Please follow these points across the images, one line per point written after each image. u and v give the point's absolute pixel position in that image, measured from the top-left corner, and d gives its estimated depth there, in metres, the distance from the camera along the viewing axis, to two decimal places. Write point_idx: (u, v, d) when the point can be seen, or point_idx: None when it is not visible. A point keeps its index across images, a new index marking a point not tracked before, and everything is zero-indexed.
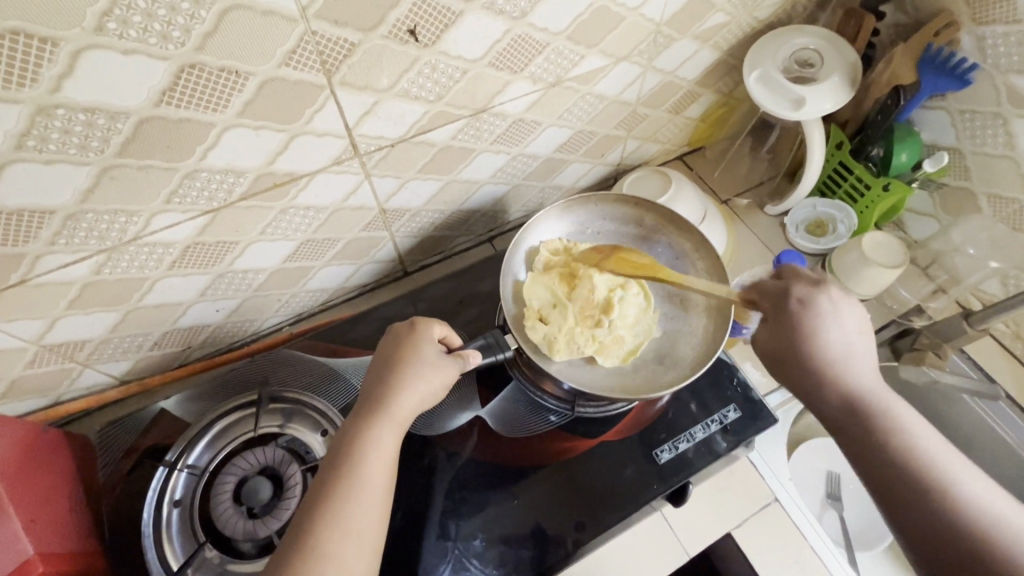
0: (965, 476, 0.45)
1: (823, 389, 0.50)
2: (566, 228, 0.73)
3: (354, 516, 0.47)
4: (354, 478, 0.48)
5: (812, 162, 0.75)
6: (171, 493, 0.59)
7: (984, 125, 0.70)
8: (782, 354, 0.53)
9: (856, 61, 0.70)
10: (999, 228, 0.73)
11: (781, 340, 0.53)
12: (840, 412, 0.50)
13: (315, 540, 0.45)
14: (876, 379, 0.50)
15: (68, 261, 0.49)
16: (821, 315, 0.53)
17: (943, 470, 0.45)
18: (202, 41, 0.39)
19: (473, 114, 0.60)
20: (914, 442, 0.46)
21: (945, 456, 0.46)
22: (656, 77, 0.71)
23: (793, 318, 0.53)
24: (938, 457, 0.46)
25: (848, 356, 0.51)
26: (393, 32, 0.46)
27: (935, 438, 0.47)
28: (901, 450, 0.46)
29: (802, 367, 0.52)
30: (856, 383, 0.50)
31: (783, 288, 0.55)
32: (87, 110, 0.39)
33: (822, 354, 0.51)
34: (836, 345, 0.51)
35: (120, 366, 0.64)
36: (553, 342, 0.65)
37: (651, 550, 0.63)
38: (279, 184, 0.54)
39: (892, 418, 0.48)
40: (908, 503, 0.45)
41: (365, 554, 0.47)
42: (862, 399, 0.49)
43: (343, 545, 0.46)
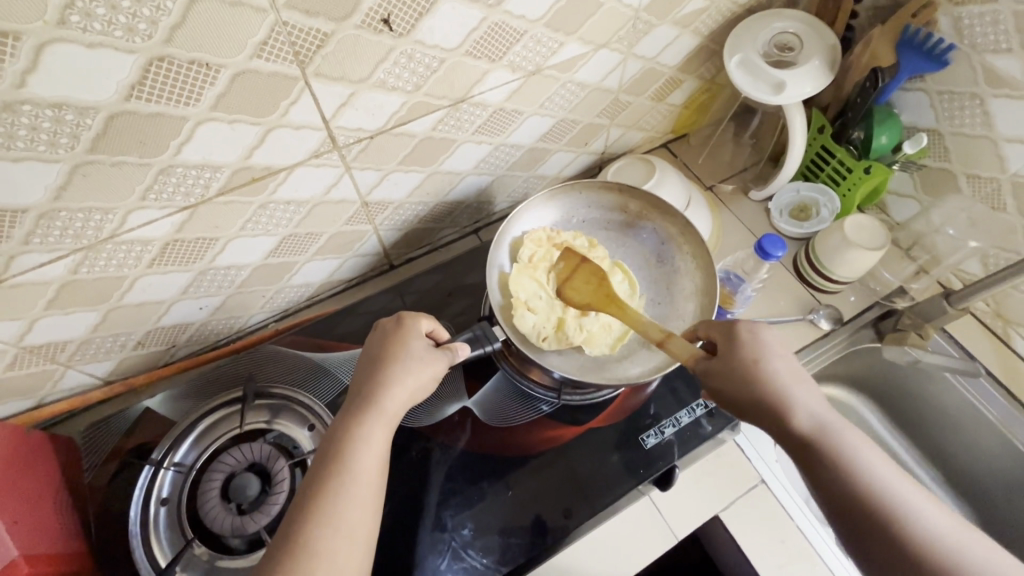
0: (920, 499, 0.46)
1: (778, 417, 0.50)
2: (551, 217, 0.73)
3: (345, 513, 0.47)
4: (344, 475, 0.48)
5: (795, 147, 0.75)
6: (157, 491, 0.59)
7: (962, 106, 0.71)
8: (735, 384, 0.53)
9: (835, 44, 0.70)
10: (978, 208, 0.74)
11: (732, 369, 0.53)
12: (794, 442, 0.50)
13: (308, 536, 0.45)
14: (825, 405, 0.51)
15: (44, 260, 0.48)
16: (766, 343, 0.53)
17: (900, 494, 0.46)
18: (170, 33, 0.39)
19: (452, 104, 0.59)
20: (867, 468, 0.47)
21: (898, 479, 0.47)
22: (637, 64, 0.71)
23: (742, 348, 0.53)
24: (892, 480, 0.46)
25: (798, 382, 0.52)
26: (366, 21, 0.46)
27: (884, 460, 0.48)
28: (857, 478, 0.46)
29: (759, 398, 0.51)
30: (808, 409, 0.50)
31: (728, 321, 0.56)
32: (55, 106, 0.39)
33: (774, 381, 0.51)
34: (784, 373, 0.52)
35: (104, 366, 0.64)
36: (543, 332, 0.65)
37: (640, 535, 0.64)
38: (257, 178, 0.53)
39: (847, 443, 0.48)
40: (868, 533, 0.45)
41: (359, 549, 0.46)
42: (817, 426, 0.49)
43: (336, 542, 0.46)
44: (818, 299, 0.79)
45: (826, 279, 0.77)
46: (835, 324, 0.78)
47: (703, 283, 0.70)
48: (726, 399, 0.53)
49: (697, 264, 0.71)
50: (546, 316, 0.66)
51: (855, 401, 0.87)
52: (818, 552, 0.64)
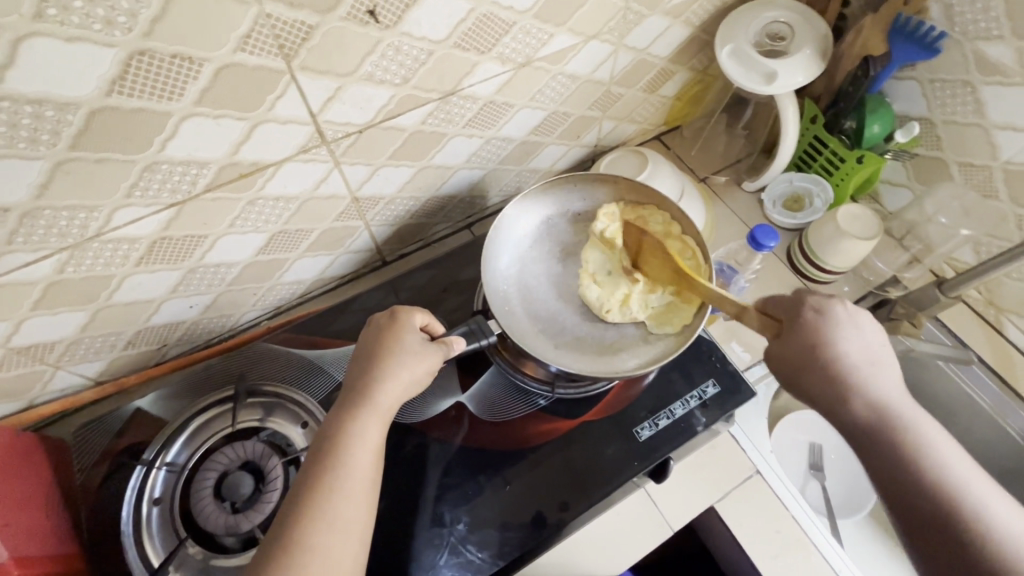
0: (980, 485, 0.46)
1: (843, 399, 0.51)
2: (548, 212, 0.73)
3: (340, 509, 0.47)
4: (339, 471, 0.48)
5: (787, 137, 0.75)
6: (150, 491, 0.59)
7: (953, 94, 0.71)
8: (799, 365, 0.54)
9: (827, 34, 0.70)
10: (970, 196, 0.74)
11: (800, 348, 0.54)
12: (852, 422, 0.51)
13: (302, 532, 0.45)
14: (898, 388, 0.52)
15: (28, 260, 0.48)
16: (839, 323, 0.54)
17: (962, 478, 0.47)
18: (150, 27, 0.38)
19: (441, 97, 0.59)
20: (931, 450, 0.48)
21: (963, 464, 0.48)
22: (628, 56, 0.70)
23: (809, 329, 0.54)
24: (953, 465, 0.47)
25: (869, 364, 0.52)
26: (352, 13, 0.45)
27: (951, 445, 0.49)
28: (920, 459, 0.47)
29: (821, 378, 0.52)
30: (875, 392, 0.51)
31: (798, 300, 0.57)
32: (34, 101, 0.38)
33: (845, 362, 0.52)
34: (857, 354, 0.53)
35: (94, 367, 0.63)
36: (602, 309, 0.67)
37: (635, 527, 0.64)
38: (244, 174, 0.53)
39: (911, 425, 0.49)
40: (927, 515, 0.46)
41: (353, 545, 0.47)
42: (881, 409, 0.50)
43: (331, 538, 0.46)
44: (812, 290, 0.79)
45: (819, 269, 0.77)
46: None
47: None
48: (794, 379, 0.55)
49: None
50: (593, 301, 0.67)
51: None
52: (813, 540, 0.64)
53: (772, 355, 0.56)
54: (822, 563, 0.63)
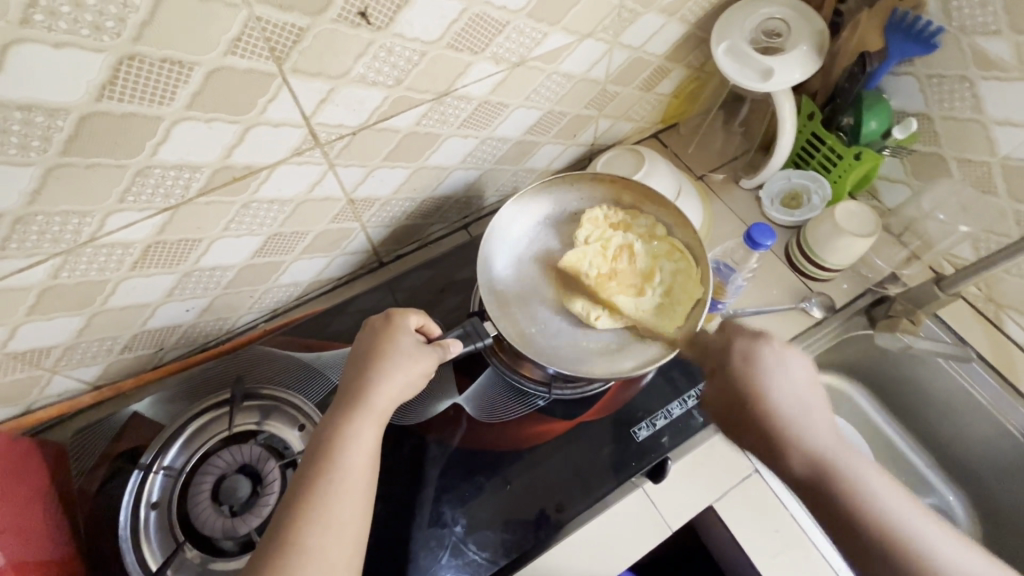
0: (925, 526, 0.44)
1: (780, 453, 0.48)
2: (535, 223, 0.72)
3: (336, 511, 0.46)
4: (335, 474, 0.48)
5: (784, 135, 0.74)
6: (147, 495, 0.59)
7: (951, 89, 0.70)
8: (738, 415, 0.50)
9: (823, 29, 0.69)
10: (968, 191, 0.73)
11: (736, 397, 0.50)
12: (795, 477, 0.48)
13: (298, 535, 0.45)
14: (834, 432, 0.48)
15: (22, 266, 0.48)
16: (767, 368, 0.50)
17: (908, 523, 0.44)
18: (138, 31, 0.38)
19: (435, 98, 0.58)
20: (873, 500, 0.45)
21: (904, 506, 0.45)
22: (624, 54, 0.70)
23: (740, 379, 0.50)
24: (900, 512, 0.45)
25: (805, 409, 0.48)
26: (343, 15, 0.45)
27: (889, 485, 0.46)
28: (863, 512, 0.44)
29: (760, 431, 0.49)
30: (813, 445, 0.47)
31: (726, 344, 0.52)
32: (24, 107, 0.38)
33: (779, 413, 0.48)
34: (789, 403, 0.48)
35: (91, 371, 0.63)
36: (590, 316, 0.66)
37: (633, 527, 0.63)
38: (238, 178, 0.52)
39: (852, 477, 0.46)
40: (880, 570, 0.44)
41: (350, 546, 0.46)
42: (822, 462, 0.46)
43: (326, 541, 0.45)
44: (810, 288, 0.79)
45: (818, 267, 0.77)
46: (827, 312, 0.77)
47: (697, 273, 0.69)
48: (735, 428, 0.51)
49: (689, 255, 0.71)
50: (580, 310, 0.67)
51: (849, 388, 0.88)
52: (811, 539, 0.64)
53: (710, 401, 0.53)
54: (820, 561, 0.63)
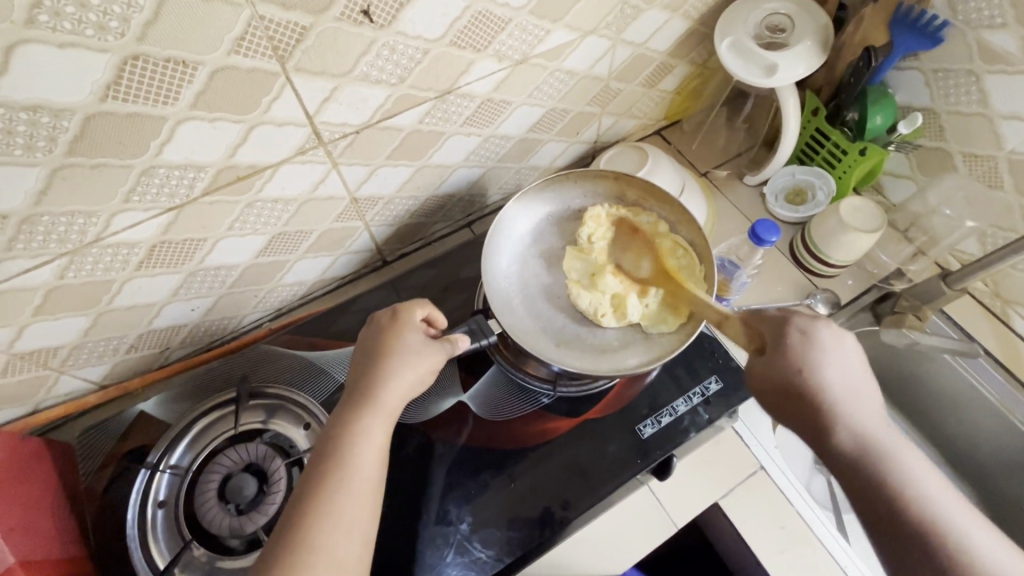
0: (970, 523, 0.43)
1: (827, 426, 0.48)
2: (535, 224, 0.72)
3: (347, 507, 0.47)
4: (346, 471, 0.48)
5: (789, 130, 0.74)
6: (154, 494, 0.59)
7: (957, 84, 0.70)
8: (784, 388, 0.51)
9: (827, 24, 0.69)
10: (975, 186, 0.73)
11: (783, 372, 0.51)
12: (837, 453, 0.48)
13: (309, 531, 0.45)
14: (880, 419, 0.48)
15: (28, 266, 0.48)
16: (823, 347, 0.51)
17: (952, 516, 0.43)
18: (142, 31, 0.38)
19: (438, 95, 0.58)
20: (915, 487, 0.45)
21: (950, 501, 0.44)
22: (627, 50, 0.70)
23: (791, 353, 0.51)
24: (942, 501, 0.44)
25: (854, 391, 0.49)
26: (346, 13, 0.45)
27: (936, 480, 0.46)
28: (903, 496, 0.44)
29: (806, 404, 0.49)
30: (862, 422, 0.48)
31: (783, 320, 0.53)
32: (29, 108, 0.38)
33: (826, 390, 0.49)
34: (840, 382, 0.49)
35: (98, 371, 0.63)
36: (596, 314, 0.66)
37: (638, 524, 0.64)
38: (242, 177, 0.53)
39: (896, 461, 0.46)
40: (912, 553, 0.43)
41: (360, 543, 0.47)
42: (864, 443, 0.47)
43: (336, 537, 0.46)
44: (816, 284, 0.79)
45: (823, 263, 0.76)
46: (832, 309, 0.77)
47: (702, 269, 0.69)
48: (777, 403, 0.51)
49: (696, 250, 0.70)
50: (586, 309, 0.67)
51: None
52: (818, 536, 0.63)
53: (754, 376, 0.53)
54: (827, 558, 0.63)
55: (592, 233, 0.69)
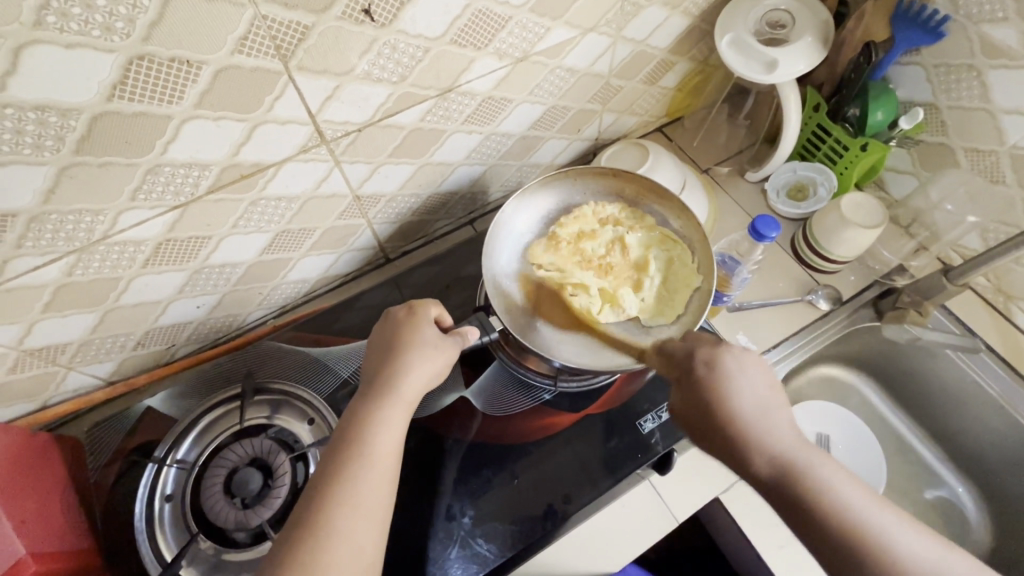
0: (891, 523, 0.44)
1: (744, 454, 0.48)
2: (527, 225, 0.72)
3: (365, 496, 0.47)
4: (365, 460, 0.48)
5: (790, 125, 0.74)
6: (162, 488, 0.60)
7: (958, 78, 0.70)
8: (704, 417, 0.51)
9: (827, 20, 0.69)
10: (977, 181, 0.73)
11: (699, 399, 0.51)
12: (762, 480, 0.47)
13: (327, 519, 0.46)
14: (792, 434, 0.49)
15: (37, 264, 0.49)
16: (726, 371, 0.52)
17: (874, 521, 0.44)
18: (147, 32, 0.39)
19: (439, 94, 0.59)
20: (836, 498, 0.45)
21: (873, 509, 0.45)
22: (627, 47, 0.70)
23: (701, 383, 0.52)
24: (863, 509, 0.44)
25: (763, 410, 0.50)
26: (347, 12, 0.45)
27: (855, 486, 0.46)
28: (827, 511, 0.44)
29: (724, 432, 0.49)
30: (775, 444, 0.48)
31: (688, 351, 0.55)
32: (38, 108, 0.39)
33: (739, 413, 0.49)
34: (750, 404, 0.50)
35: (105, 367, 0.64)
36: (592, 311, 0.66)
37: (639, 518, 0.64)
38: (246, 175, 0.53)
39: (819, 477, 0.46)
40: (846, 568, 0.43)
41: (375, 533, 0.47)
42: (786, 464, 0.46)
43: (353, 526, 0.46)
44: (817, 280, 0.79)
45: (824, 258, 0.76)
46: (833, 305, 0.77)
47: (702, 260, 0.69)
48: (700, 431, 0.51)
49: (698, 244, 0.70)
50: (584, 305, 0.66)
51: (857, 381, 0.88)
52: None
53: (675, 407, 0.54)
54: None
55: (579, 230, 0.70)
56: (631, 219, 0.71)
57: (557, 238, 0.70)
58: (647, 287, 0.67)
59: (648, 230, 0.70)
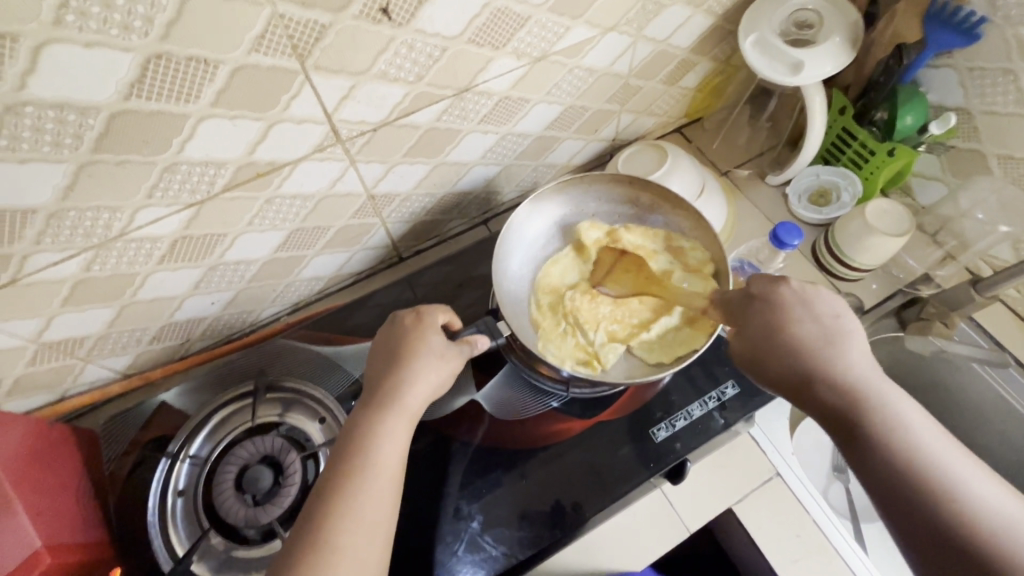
0: (935, 443, 0.44)
1: (807, 385, 0.49)
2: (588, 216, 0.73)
3: (370, 507, 0.47)
4: (368, 469, 0.48)
5: (813, 130, 0.72)
6: (174, 483, 0.61)
7: (993, 83, 0.67)
8: (756, 356, 0.53)
9: (857, 20, 0.67)
10: (1009, 190, 0.70)
11: (758, 341, 0.52)
12: (824, 410, 0.48)
13: (330, 528, 0.46)
14: (862, 365, 0.48)
15: (56, 259, 0.49)
16: (798, 301, 0.52)
17: (922, 442, 0.44)
18: (165, 30, 0.39)
19: (456, 93, 0.58)
20: (884, 418, 0.45)
21: (936, 438, 0.45)
22: (648, 47, 0.69)
23: (770, 315, 0.52)
24: (909, 425, 0.45)
25: (831, 337, 0.50)
26: (364, 11, 0.45)
27: (922, 421, 0.45)
28: (870, 429, 0.45)
29: (773, 360, 0.51)
30: (840, 370, 0.48)
31: (746, 296, 0.56)
32: (57, 106, 0.39)
33: (800, 343, 0.50)
34: (816, 333, 0.50)
35: (122, 361, 0.65)
36: (606, 324, 0.66)
37: (651, 527, 0.63)
38: (261, 174, 0.53)
39: (872, 398, 0.46)
40: (886, 478, 0.44)
41: (382, 541, 0.47)
42: (841, 386, 0.47)
43: (360, 539, 0.46)
44: (838, 288, 0.76)
45: (846, 267, 0.74)
46: (854, 313, 0.74)
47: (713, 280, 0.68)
48: (762, 371, 0.53)
49: (707, 261, 0.69)
50: (592, 309, 0.67)
51: None
52: (833, 545, 0.63)
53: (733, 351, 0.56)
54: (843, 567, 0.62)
55: (637, 244, 0.69)
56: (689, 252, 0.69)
57: (614, 240, 0.70)
58: (661, 323, 0.66)
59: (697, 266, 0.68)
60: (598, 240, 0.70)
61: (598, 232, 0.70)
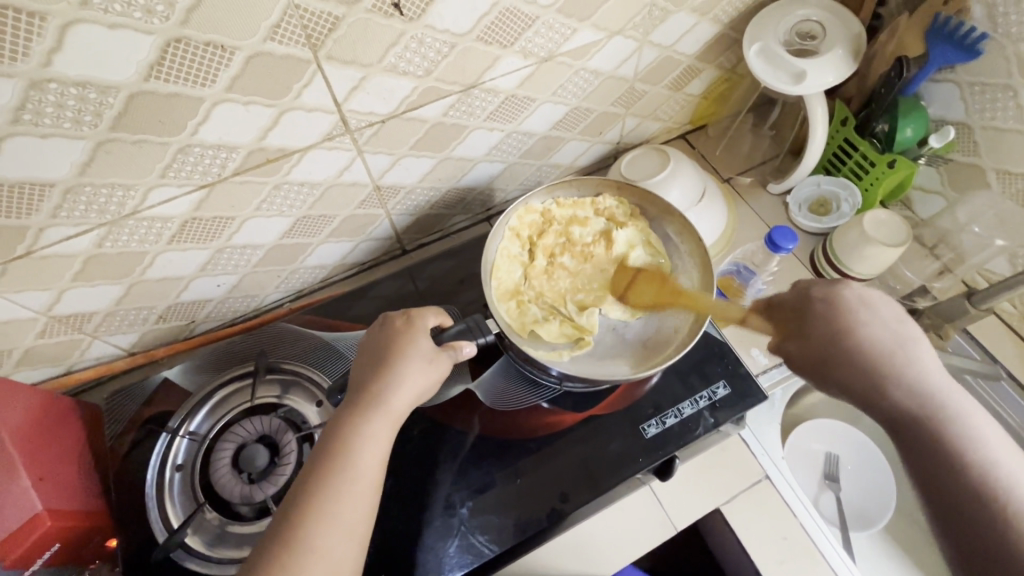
0: (1000, 453, 0.45)
1: (880, 392, 0.49)
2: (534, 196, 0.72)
3: (346, 509, 0.48)
4: (348, 472, 0.49)
5: (815, 141, 0.73)
6: (173, 458, 0.63)
7: (993, 98, 0.68)
8: (822, 359, 0.52)
9: (859, 33, 0.68)
10: (1007, 205, 0.71)
11: (822, 347, 0.52)
12: (896, 416, 0.49)
13: (308, 530, 0.47)
14: (932, 373, 0.49)
15: (70, 234, 0.51)
16: (865, 305, 0.53)
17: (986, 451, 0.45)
18: (186, 16, 0.40)
19: (463, 89, 0.60)
20: (959, 426, 0.47)
21: (1001, 447, 0.46)
22: (653, 52, 0.70)
23: (828, 318, 0.53)
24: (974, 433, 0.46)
25: (900, 342, 0.51)
26: (377, 5, 0.47)
27: (990, 431, 0.47)
28: (942, 439, 0.46)
29: (838, 363, 0.51)
30: (911, 379, 0.49)
31: (801, 297, 0.55)
32: (79, 84, 0.41)
33: (869, 348, 0.50)
34: (884, 338, 0.51)
35: (128, 339, 0.67)
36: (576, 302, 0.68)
37: (639, 523, 0.64)
38: (272, 159, 0.55)
39: (943, 408, 0.47)
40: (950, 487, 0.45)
41: (356, 543, 0.49)
42: (914, 395, 0.48)
43: (333, 542, 0.47)
44: None
45: (843, 275, 0.75)
46: None
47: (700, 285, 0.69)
48: (820, 374, 0.52)
49: (694, 266, 0.71)
50: (553, 286, 0.68)
51: None
52: (820, 549, 0.63)
53: (789, 354, 0.55)
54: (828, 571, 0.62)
55: (572, 215, 0.71)
56: (626, 215, 0.71)
57: (551, 219, 0.70)
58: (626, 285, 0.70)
59: (639, 230, 0.71)
60: (535, 222, 0.71)
61: (532, 216, 0.71)
